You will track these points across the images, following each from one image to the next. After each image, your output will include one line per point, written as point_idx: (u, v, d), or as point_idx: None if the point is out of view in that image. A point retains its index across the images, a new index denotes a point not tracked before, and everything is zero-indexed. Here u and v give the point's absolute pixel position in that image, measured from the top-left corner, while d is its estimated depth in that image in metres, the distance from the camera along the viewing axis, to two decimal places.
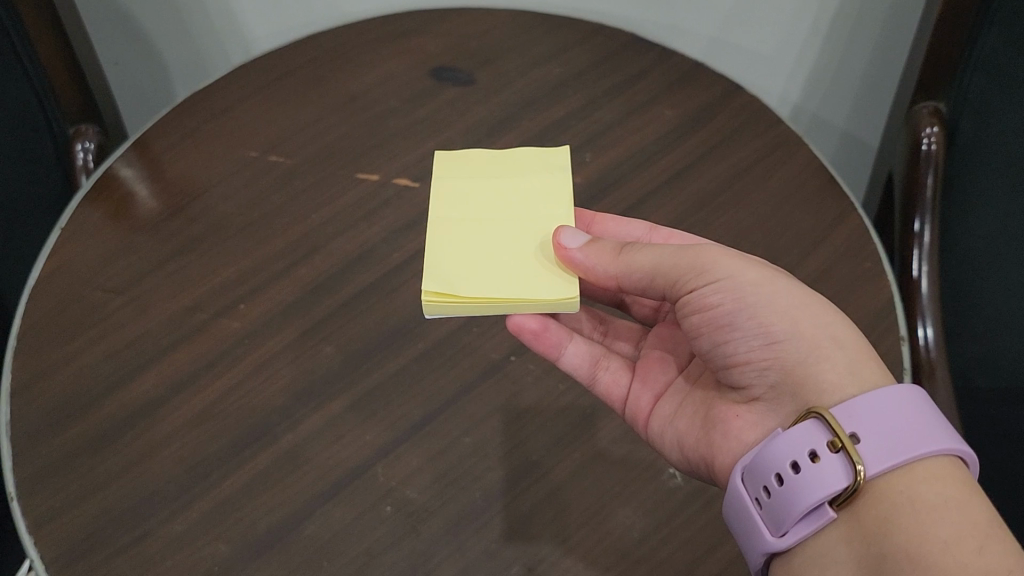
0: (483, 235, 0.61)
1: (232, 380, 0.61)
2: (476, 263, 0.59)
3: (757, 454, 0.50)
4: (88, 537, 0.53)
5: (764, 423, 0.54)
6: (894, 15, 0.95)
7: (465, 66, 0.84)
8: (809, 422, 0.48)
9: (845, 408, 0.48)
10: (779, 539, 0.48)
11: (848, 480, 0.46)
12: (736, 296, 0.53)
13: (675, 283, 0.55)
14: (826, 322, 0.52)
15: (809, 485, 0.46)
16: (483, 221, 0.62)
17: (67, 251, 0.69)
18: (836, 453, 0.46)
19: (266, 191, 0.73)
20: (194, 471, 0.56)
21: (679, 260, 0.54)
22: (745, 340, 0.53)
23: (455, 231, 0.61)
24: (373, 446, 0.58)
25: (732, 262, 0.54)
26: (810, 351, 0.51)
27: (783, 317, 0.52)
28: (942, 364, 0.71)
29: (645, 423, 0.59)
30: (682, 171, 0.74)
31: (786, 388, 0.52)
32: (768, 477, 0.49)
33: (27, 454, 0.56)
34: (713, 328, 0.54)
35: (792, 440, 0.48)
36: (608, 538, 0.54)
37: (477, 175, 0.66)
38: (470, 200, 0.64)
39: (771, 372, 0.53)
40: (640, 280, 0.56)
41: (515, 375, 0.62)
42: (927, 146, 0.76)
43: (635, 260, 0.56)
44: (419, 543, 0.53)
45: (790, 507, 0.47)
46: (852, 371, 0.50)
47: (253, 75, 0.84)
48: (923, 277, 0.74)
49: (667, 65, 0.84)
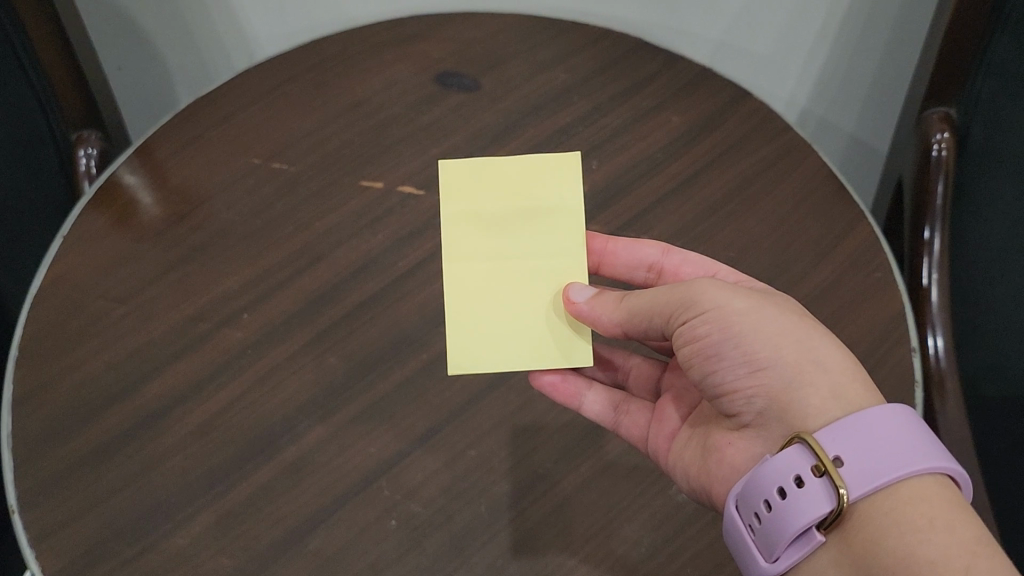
0: (497, 282, 0.57)
1: (236, 391, 0.60)
2: (493, 320, 0.56)
3: (746, 480, 0.49)
4: (91, 551, 0.52)
5: (756, 449, 0.52)
6: (903, 19, 0.94)
7: (470, 72, 0.83)
8: (794, 447, 0.47)
9: (829, 431, 0.47)
10: (772, 563, 0.47)
11: (831, 504, 0.45)
12: (724, 326, 0.52)
13: (669, 317, 0.54)
14: (812, 345, 0.51)
15: (795, 510, 0.46)
16: (495, 265, 0.57)
17: (69, 260, 0.68)
18: (821, 477, 0.46)
19: (270, 199, 0.73)
20: (197, 484, 0.55)
21: (670, 294, 0.54)
22: (732, 369, 0.52)
23: (466, 278, 0.57)
24: (378, 457, 0.57)
25: (719, 292, 0.53)
26: (795, 376, 0.50)
27: (768, 344, 0.51)
28: (953, 374, 0.70)
29: (666, 456, 0.56)
30: (690, 179, 0.74)
31: (772, 413, 0.51)
32: (757, 502, 0.48)
33: (30, 466, 0.56)
34: (700, 359, 0.53)
35: (778, 464, 0.47)
36: (616, 552, 0.53)
37: (492, 203, 0.58)
38: (476, 234, 0.58)
39: (758, 399, 0.51)
40: (638, 321, 0.56)
41: (521, 386, 0.61)
42: (938, 152, 0.75)
43: (635, 305, 0.55)
44: (423, 557, 0.53)
45: (779, 533, 0.46)
46: (836, 393, 0.49)
47: (256, 80, 0.83)
48: (933, 285, 0.74)
49: (674, 71, 0.83)
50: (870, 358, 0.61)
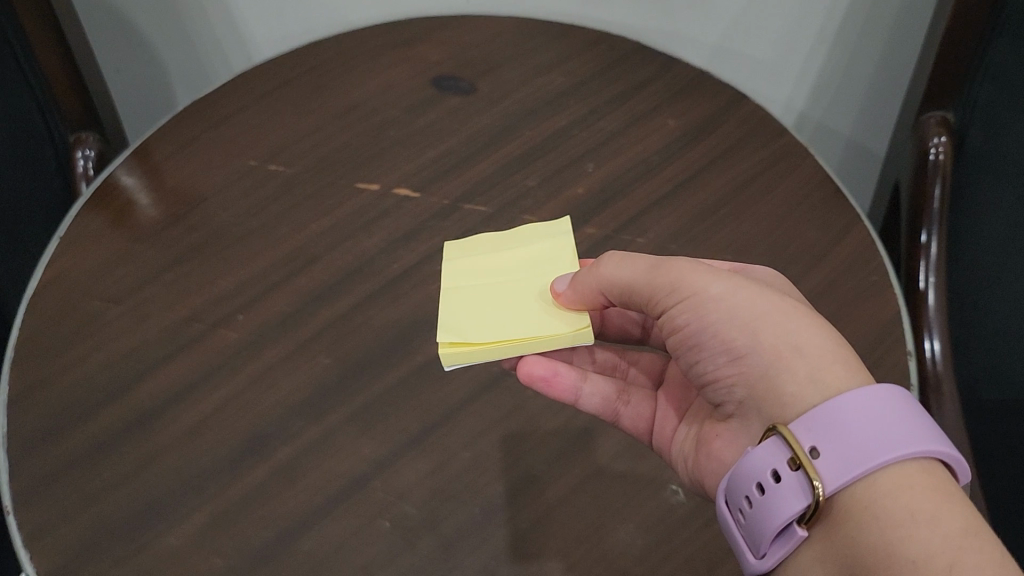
0: (491, 288, 0.60)
1: (230, 391, 0.60)
2: (486, 315, 0.58)
3: (730, 474, 0.49)
4: (83, 552, 0.52)
5: (740, 440, 0.54)
6: (902, 19, 0.93)
7: (467, 75, 0.83)
8: (771, 440, 0.47)
9: (805, 421, 0.46)
10: (760, 560, 0.47)
11: (808, 499, 0.45)
12: (701, 316, 0.52)
13: (651, 299, 0.54)
14: (791, 327, 0.50)
15: (774, 507, 0.46)
16: (492, 278, 0.61)
17: (66, 260, 0.68)
18: (797, 470, 0.45)
19: (267, 200, 0.73)
20: (191, 484, 0.55)
21: (650, 280, 0.54)
22: (713, 358, 0.52)
23: (463, 289, 0.61)
24: (370, 459, 0.57)
25: (700, 277, 0.52)
26: (772, 362, 0.50)
27: (746, 329, 0.51)
28: (949, 378, 0.70)
29: (669, 447, 0.58)
30: (686, 181, 0.74)
31: (752, 403, 0.51)
32: (739, 498, 0.48)
33: (22, 467, 0.56)
34: (685, 348, 0.54)
35: (756, 459, 0.47)
36: (609, 554, 0.53)
37: (490, 253, 0.64)
38: (478, 260, 0.63)
39: (738, 388, 0.52)
40: (620, 295, 0.55)
41: (515, 389, 0.61)
42: (935, 156, 0.75)
43: (615, 276, 0.54)
44: (416, 559, 0.52)
45: (763, 529, 0.46)
46: (814, 378, 0.48)
47: (255, 83, 0.84)
48: (930, 289, 0.73)
49: (670, 74, 0.83)
50: (869, 357, 0.60)
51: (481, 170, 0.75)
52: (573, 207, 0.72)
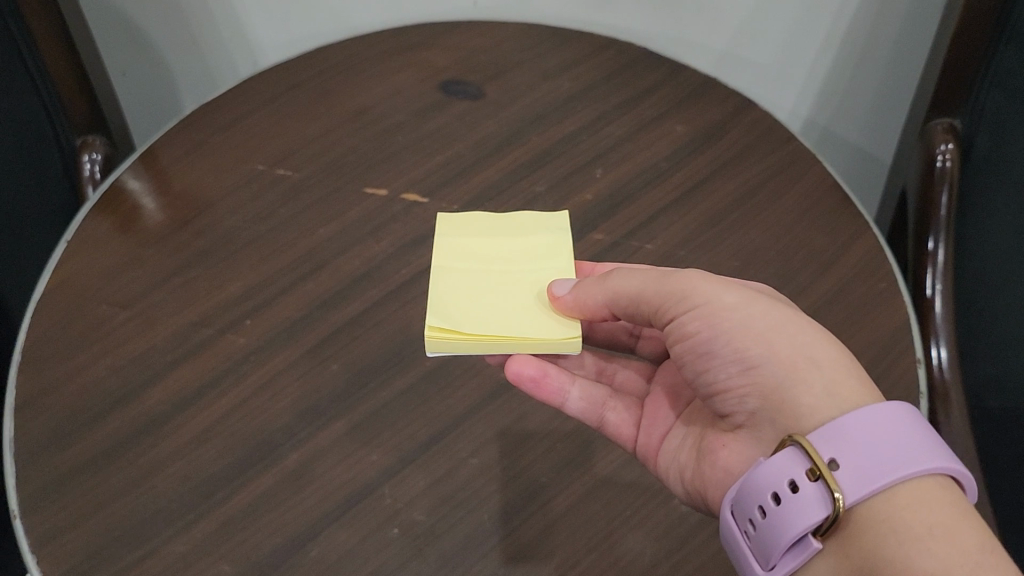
0: (486, 281, 0.62)
1: (238, 397, 0.60)
2: (478, 307, 0.60)
3: (742, 484, 0.49)
4: (90, 557, 0.52)
5: (749, 450, 0.53)
6: (910, 27, 0.94)
7: (474, 80, 0.84)
8: (789, 449, 0.47)
9: (823, 432, 0.46)
10: (769, 571, 0.47)
11: (827, 510, 0.44)
12: (712, 325, 0.52)
13: (658, 309, 0.54)
14: (802, 341, 0.50)
15: (789, 517, 0.45)
16: (487, 271, 0.63)
17: (73, 264, 0.68)
18: (816, 481, 0.45)
19: (274, 205, 0.73)
20: (198, 490, 0.55)
21: (660, 288, 0.54)
22: (724, 367, 0.52)
23: (458, 277, 0.62)
24: (380, 465, 0.57)
25: (709, 286, 0.53)
26: (787, 373, 0.50)
27: (758, 340, 0.51)
28: (956, 386, 0.70)
29: (655, 459, 0.57)
30: (693, 188, 0.74)
31: (765, 414, 0.51)
32: (752, 508, 0.47)
33: (30, 471, 0.56)
34: (692, 356, 0.54)
35: (772, 469, 0.47)
36: (619, 562, 0.52)
37: (488, 243, 0.65)
38: (476, 250, 0.65)
39: (750, 399, 0.51)
40: (628, 306, 0.56)
41: (524, 395, 0.61)
42: (942, 163, 0.74)
43: (622, 286, 0.55)
44: (425, 567, 0.52)
45: (775, 540, 0.46)
46: (829, 394, 0.48)
47: (262, 87, 0.84)
48: (938, 296, 0.73)
49: (678, 80, 0.83)
50: (878, 365, 0.60)
51: (488, 176, 0.75)
52: (581, 214, 0.72)
